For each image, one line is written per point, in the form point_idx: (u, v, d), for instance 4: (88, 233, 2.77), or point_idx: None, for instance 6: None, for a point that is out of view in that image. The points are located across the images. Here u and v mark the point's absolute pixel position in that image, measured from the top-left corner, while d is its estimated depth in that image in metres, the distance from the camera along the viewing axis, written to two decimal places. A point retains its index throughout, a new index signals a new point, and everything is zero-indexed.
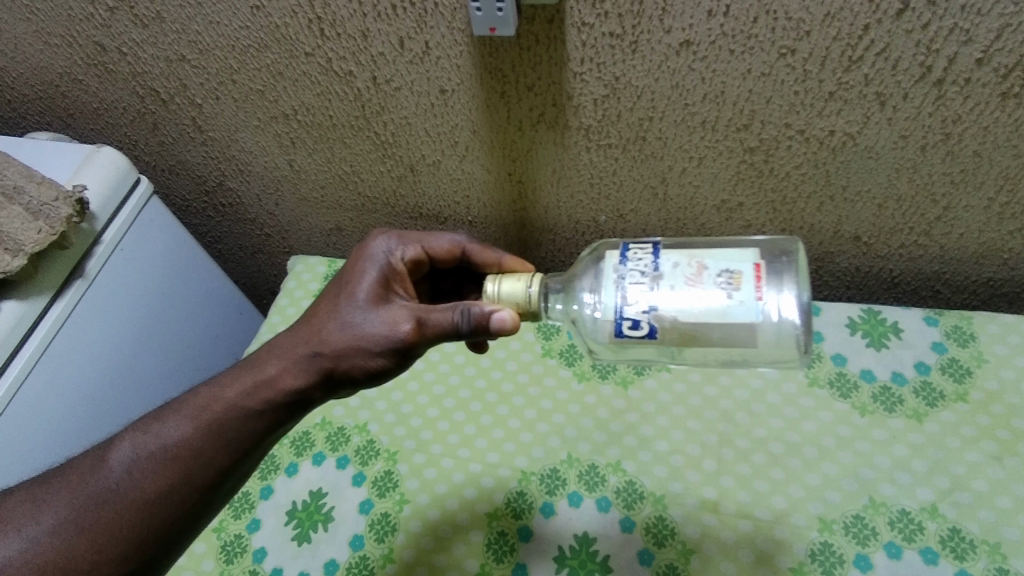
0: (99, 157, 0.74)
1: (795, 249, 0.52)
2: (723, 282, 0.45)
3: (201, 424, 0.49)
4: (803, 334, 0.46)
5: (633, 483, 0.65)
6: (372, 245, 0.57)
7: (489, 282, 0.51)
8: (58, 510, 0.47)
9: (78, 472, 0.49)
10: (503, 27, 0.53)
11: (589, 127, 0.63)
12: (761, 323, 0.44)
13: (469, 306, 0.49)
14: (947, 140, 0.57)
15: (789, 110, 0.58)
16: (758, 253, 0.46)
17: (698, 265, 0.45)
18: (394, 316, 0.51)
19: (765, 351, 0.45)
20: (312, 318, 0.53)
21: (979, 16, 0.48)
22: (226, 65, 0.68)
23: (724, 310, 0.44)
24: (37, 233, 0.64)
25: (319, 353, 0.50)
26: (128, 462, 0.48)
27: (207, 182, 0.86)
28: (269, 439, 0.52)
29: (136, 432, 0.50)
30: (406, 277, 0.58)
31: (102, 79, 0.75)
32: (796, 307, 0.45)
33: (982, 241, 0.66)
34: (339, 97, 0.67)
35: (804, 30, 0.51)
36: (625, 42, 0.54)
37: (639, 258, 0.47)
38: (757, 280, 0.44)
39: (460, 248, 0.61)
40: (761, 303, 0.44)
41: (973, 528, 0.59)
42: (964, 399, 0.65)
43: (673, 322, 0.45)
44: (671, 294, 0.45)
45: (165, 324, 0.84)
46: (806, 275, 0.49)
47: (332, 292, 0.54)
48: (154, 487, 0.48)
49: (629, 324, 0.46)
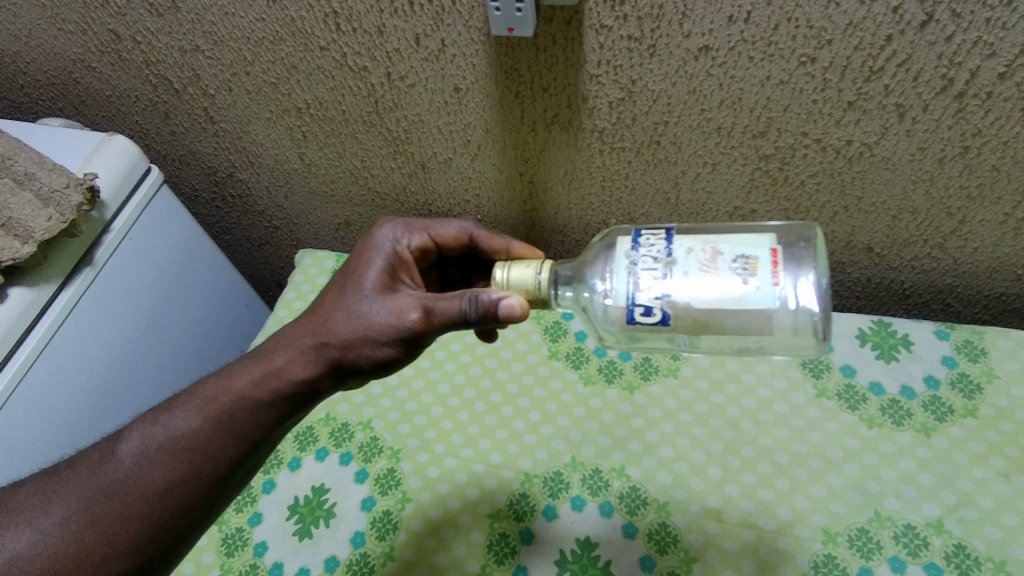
0: (110, 145, 0.74)
1: (813, 235, 0.50)
2: (738, 268, 0.44)
3: (210, 415, 0.49)
4: (822, 322, 0.45)
5: (637, 488, 0.65)
6: (378, 234, 0.57)
7: (498, 268, 0.51)
8: (68, 503, 0.47)
9: (88, 463, 0.49)
10: (521, 27, 0.52)
11: (603, 129, 0.62)
12: (777, 310, 0.44)
13: (477, 294, 0.49)
14: (966, 154, 0.57)
15: (807, 119, 0.57)
16: (774, 238, 0.46)
17: (713, 251, 0.45)
18: (401, 305, 0.50)
19: (780, 338, 0.45)
20: (319, 308, 0.52)
21: (1004, 30, 0.47)
22: (239, 57, 0.67)
23: (740, 297, 0.44)
24: (47, 220, 0.64)
25: (326, 343, 0.50)
26: (138, 454, 0.48)
27: (217, 173, 0.85)
28: (276, 431, 0.52)
29: (145, 424, 0.50)
30: (413, 265, 0.57)
31: (115, 67, 0.75)
32: (814, 294, 0.45)
33: (996, 256, 0.65)
34: (352, 93, 0.67)
35: (826, 38, 0.51)
36: (643, 45, 0.54)
37: (652, 244, 0.47)
38: (773, 266, 0.44)
39: (467, 235, 0.61)
40: (778, 290, 0.44)
41: (979, 545, 0.58)
42: (973, 414, 0.65)
43: (686, 309, 0.45)
44: (684, 280, 0.45)
45: (172, 314, 0.84)
46: (825, 259, 0.48)
47: (338, 282, 0.54)
48: (162, 479, 0.48)
49: (641, 311, 0.46)
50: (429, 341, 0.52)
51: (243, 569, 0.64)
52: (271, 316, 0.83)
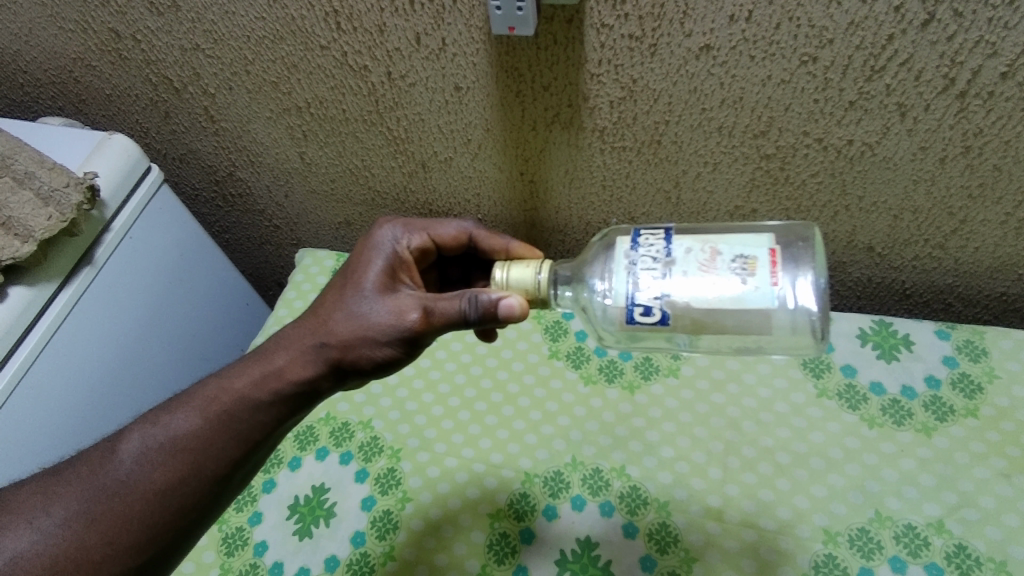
0: (110, 144, 0.73)
1: (812, 235, 0.50)
2: (737, 268, 0.44)
3: (211, 415, 0.49)
4: (820, 321, 0.45)
5: (637, 488, 0.65)
6: (378, 234, 0.57)
7: (498, 268, 0.51)
8: (69, 503, 0.47)
9: (89, 463, 0.49)
10: (522, 27, 0.52)
11: (604, 129, 0.62)
12: (776, 310, 0.44)
13: (477, 294, 0.49)
14: (968, 153, 0.56)
15: (807, 118, 0.57)
16: (773, 238, 0.46)
17: (712, 251, 0.45)
18: (401, 305, 0.50)
19: (779, 338, 0.45)
20: (319, 308, 0.52)
21: (1006, 29, 0.47)
22: (240, 56, 0.67)
23: (739, 296, 0.44)
24: (47, 219, 0.64)
25: (327, 344, 0.50)
26: (139, 453, 0.48)
27: (217, 172, 0.85)
28: (277, 431, 0.52)
29: (146, 424, 0.50)
30: (413, 265, 0.57)
31: (115, 66, 0.75)
32: (812, 293, 0.45)
33: (997, 256, 0.65)
34: (352, 92, 0.67)
35: (827, 38, 0.50)
36: (644, 44, 0.54)
37: (651, 244, 0.47)
38: (772, 266, 0.44)
39: (467, 234, 0.61)
40: (777, 289, 0.43)
41: (980, 545, 0.58)
42: (974, 414, 0.65)
43: (686, 309, 0.45)
44: (684, 280, 0.45)
45: (172, 313, 0.83)
46: (823, 258, 0.48)
47: (338, 282, 0.54)
48: (163, 479, 0.48)
49: (640, 310, 0.45)
50: (430, 341, 0.52)
51: (242, 568, 0.64)
52: (271, 316, 0.83)
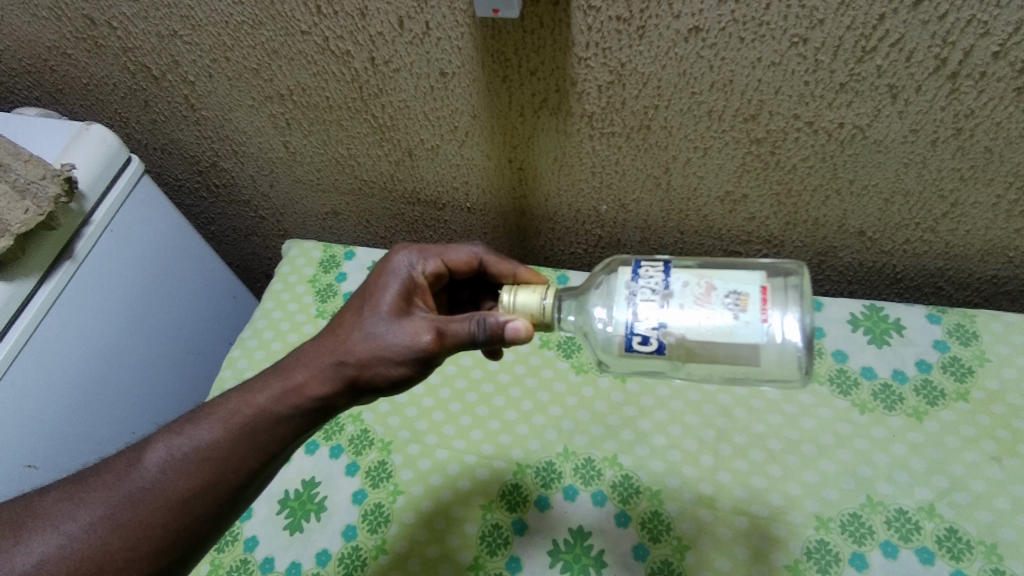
0: (87, 135, 0.71)
1: (799, 272, 0.50)
2: (730, 304, 0.43)
3: (233, 427, 0.48)
4: (804, 355, 0.45)
5: (629, 477, 0.64)
6: (394, 259, 0.56)
7: (504, 292, 0.50)
8: (94, 508, 0.46)
9: (114, 471, 0.48)
10: (506, 9, 0.51)
11: (592, 114, 0.61)
12: (765, 344, 0.43)
13: (485, 315, 0.48)
14: (959, 135, 0.56)
15: (798, 101, 0.56)
16: (765, 275, 0.45)
17: (707, 286, 0.44)
18: (414, 326, 0.50)
19: (767, 369, 0.45)
20: (337, 327, 0.51)
21: (998, 8, 0.46)
22: (219, 41, 0.66)
23: (730, 329, 0.43)
24: (23, 213, 0.62)
25: (344, 362, 0.49)
26: (163, 462, 0.47)
27: (200, 162, 0.84)
28: (296, 441, 0.52)
29: (171, 434, 0.48)
30: (427, 289, 0.57)
31: (91, 54, 0.73)
32: (798, 330, 0.44)
33: (988, 238, 0.65)
34: (335, 78, 0.65)
35: (818, 19, 0.49)
36: (632, 27, 0.53)
37: (650, 276, 0.46)
38: (763, 303, 0.43)
39: (478, 259, 0.60)
40: (767, 325, 0.43)
41: (970, 529, 0.58)
42: (965, 398, 0.65)
43: (680, 339, 0.44)
44: (680, 312, 0.44)
45: (156, 308, 0.82)
46: (811, 298, 0.48)
47: (355, 304, 0.53)
48: (185, 487, 0.47)
49: (637, 339, 0.45)
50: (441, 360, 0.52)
51: (232, 564, 0.63)
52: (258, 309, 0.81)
